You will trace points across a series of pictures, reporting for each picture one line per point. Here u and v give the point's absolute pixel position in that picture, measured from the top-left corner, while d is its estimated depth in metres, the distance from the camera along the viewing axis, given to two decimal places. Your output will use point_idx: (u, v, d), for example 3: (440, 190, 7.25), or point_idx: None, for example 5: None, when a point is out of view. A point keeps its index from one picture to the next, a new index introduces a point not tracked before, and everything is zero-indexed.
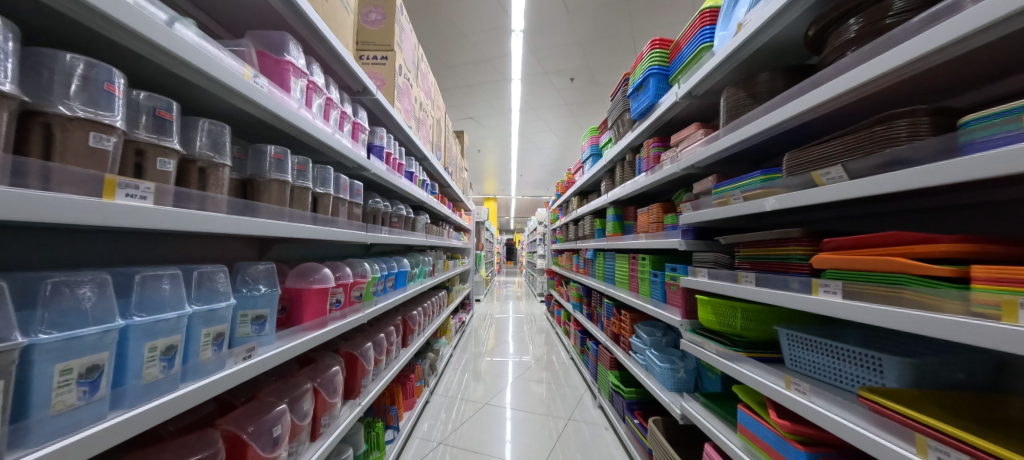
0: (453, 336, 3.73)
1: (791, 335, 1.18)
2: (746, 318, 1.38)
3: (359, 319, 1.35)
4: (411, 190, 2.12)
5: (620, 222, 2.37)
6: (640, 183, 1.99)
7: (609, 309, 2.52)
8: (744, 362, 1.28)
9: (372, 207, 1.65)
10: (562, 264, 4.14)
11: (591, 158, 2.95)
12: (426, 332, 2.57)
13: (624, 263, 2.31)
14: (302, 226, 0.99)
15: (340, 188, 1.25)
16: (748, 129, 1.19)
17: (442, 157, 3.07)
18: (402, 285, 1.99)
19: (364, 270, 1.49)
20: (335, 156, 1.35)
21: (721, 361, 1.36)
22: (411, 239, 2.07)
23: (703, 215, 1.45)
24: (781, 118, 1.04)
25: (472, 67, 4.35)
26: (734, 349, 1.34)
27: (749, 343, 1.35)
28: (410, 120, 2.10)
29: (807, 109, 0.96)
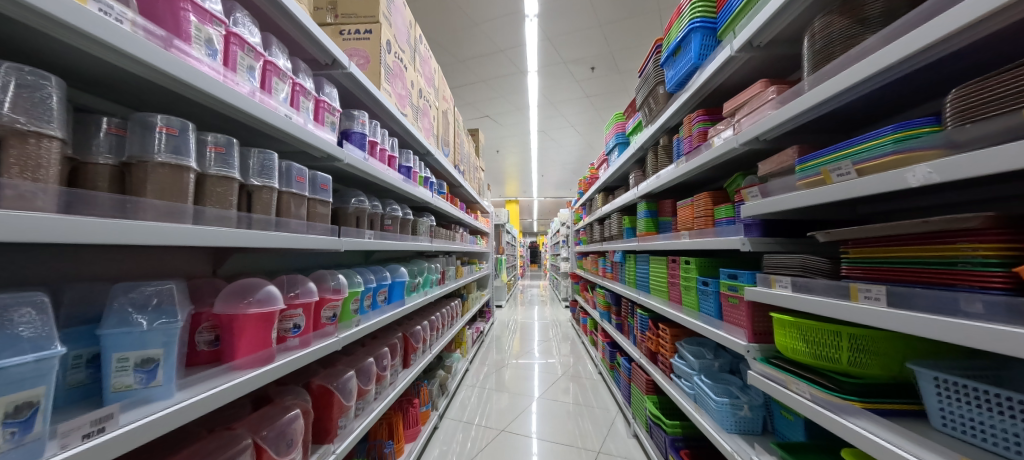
0: (469, 348, 3.40)
1: (946, 380, 0.58)
2: (856, 350, 0.72)
3: (326, 348, 1.06)
4: (412, 189, 1.82)
5: (653, 218, 1.85)
6: (674, 172, 1.48)
7: (643, 322, 1.89)
8: (863, 419, 0.65)
9: (358, 207, 1.37)
10: (587, 267, 3.69)
11: (617, 147, 2.45)
12: (435, 348, 2.24)
13: (657, 264, 1.70)
14: (220, 233, 0.71)
15: (294, 180, 0.96)
16: (844, 76, 0.71)
17: (452, 153, 2.74)
18: (399, 298, 1.70)
19: (343, 286, 1.20)
20: (296, 144, 1.07)
21: (815, 411, 0.74)
22: (415, 245, 1.77)
23: (772, 203, 0.88)
24: (912, 48, 0.57)
25: (485, 61, 4.05)
26: (843, 398, 0.70)
27: (867, 391, 0.70)
28: (408, 109, 1.81)
29: (990, 15, 0.48)
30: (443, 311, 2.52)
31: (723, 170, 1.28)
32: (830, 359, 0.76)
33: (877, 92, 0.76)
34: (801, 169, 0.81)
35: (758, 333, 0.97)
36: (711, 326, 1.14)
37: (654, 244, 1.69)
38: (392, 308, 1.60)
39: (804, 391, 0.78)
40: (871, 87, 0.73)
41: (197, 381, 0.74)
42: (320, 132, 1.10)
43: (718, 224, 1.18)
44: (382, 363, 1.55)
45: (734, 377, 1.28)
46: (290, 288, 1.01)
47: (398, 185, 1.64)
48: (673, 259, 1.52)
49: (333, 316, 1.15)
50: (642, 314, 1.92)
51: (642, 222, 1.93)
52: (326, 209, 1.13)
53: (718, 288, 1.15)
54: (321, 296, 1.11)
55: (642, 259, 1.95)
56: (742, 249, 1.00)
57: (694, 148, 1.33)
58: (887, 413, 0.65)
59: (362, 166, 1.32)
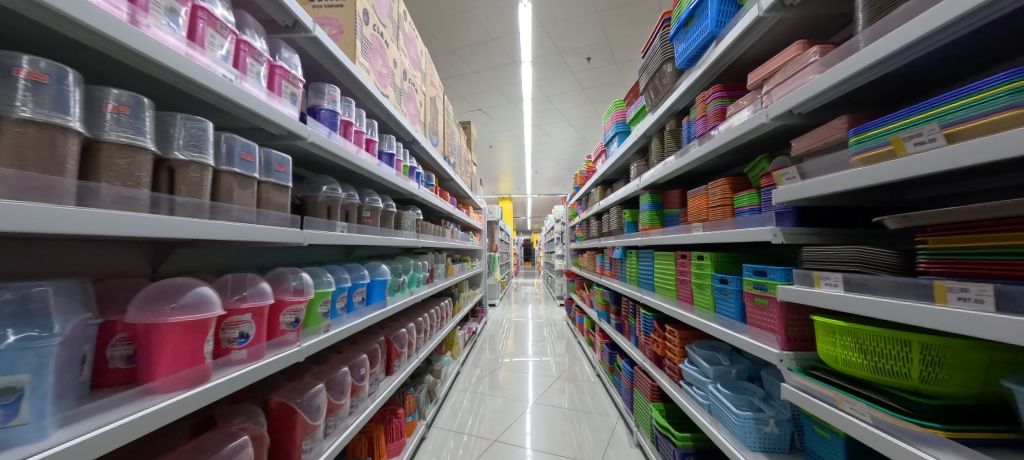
0: (461, 349, 3.22)
1: None
2: (929, 364, 0.57)
3: (283, 360, 0.87)
4: (394, 179, 1.60)
5: (657, 211, 1.69)
6: (685, 157, 1.30)
7: (646, 322, 1.75)
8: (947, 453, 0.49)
9: (329, 195, 1.17)
10: (584, 264, 3.52)
11: (616, 137, 2.28)
12: (422, 353, 2.05)
13: (663, 260, 1.55)
14: (129, 217, 0.52)
15: (237, 157, 0.77)
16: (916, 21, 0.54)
17: (442, 143, 2.47)
18: (381, 300, 1.51)
19: (308, 285, 1.01)
20: (244, 115, 0.87)
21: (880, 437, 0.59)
22: (398, 241, 1.57)
23: (819, 185, 0.72)
24: None
25: (478, 50, 3.71)
26: (914, 423, 0.55)
27: (944, 415, 0.55)
28: (388, 90, 1.56)
29: None
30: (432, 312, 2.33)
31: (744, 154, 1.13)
32: (893, 373, 0.61)
33: (952, 47, 0.61)
34: (857, 140, 0.65)
35: (791, 338, 0.83)
36: (733, 331, 0.99)
37: (662, 239, 1.53)
38: (372, 309, 1.42)
39: (858, 412, 0.64)
40: (954, 41, 0.58)
41: (93, 411, 0.55)
42: (273, 102, 0.90)
43: (738, 213, 1.04)
44: (359, 373, 1.35)
45: (753, 385, 1.15)
46: (237, 289, 0.83)
47: (380, 173, 1.43)
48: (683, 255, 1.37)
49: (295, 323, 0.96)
50: (647, 314, 1.77)
51: (644, 215, 1.77)
52: (285, 195, 0.94)
53: (741, 286, 1.00)
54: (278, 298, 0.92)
55: (645, 255, 1.79)
56: (771, 241, 0.85)
57: (708, 130, 1.16)
58: (978, 445, 0.49)
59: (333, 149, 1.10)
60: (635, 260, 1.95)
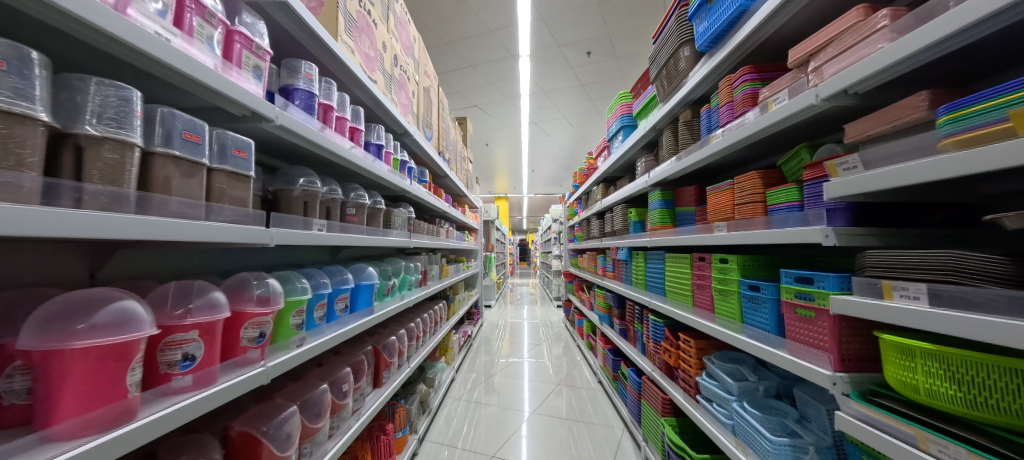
0: (456, 355, 3.06)
1: None
2: None
3: (242, 386, 0.69)
4: (384, 173, 1.37)
5: (668, 209, 1.55)
6: (705, 149, 1.16)
7: (657, 329, 1.63)
8: None
9: (306, 189, 0.95)
10: (584, 265, 3.40)
11: (621, 131, 2.12)
12: (415, 361, 1.83)
13: (676, 263, 1.42)
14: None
15: (176, 135, 0.57)
16: None
17: (436, 136, 2.27)
18: (369, 306, 1.28)
19: (276, 293, 0.80)
20: (190, 89, 0.65)
21: None
22: (386, 241, 1.37)
23: (888, 176, 0.59)
24: None
25: (475, 43, 3.49)
26: None
27: None
28: (377, 75, 1.29)
29: None
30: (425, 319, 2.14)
31: (775, 145, 1.00)
32: (1000, 410, 0.48)
33: None
34: (950, 119, 0.51)
35: (846, 358, 0.71)
36: (769, 346, 0.87)
37: (676, 240, 1.40)
38: (357, 317, 1.18)
39: (949, 455, 0.49)
40: None
41: None
42: (227, 75, 0.67)
43: (772, 211, 0.91)
44: (339, 389, 1.11)
45: (784, 405, 1.03)
46: (179, 302, 0.63)
47: (367, 165, 1.21)
48: (701, 258, 1.25)
49: (260, 338, 0.76)
50: (657, 321, 1.64)
51: (652, 214, 1.64)
52: (247, 188, 0.74)
53: (778, 295, 0.87)
54: (237, 310, 0.72)
55: (655, 258, 1.66)
56: (822, 243, 0.72)
57: (734, 119, 1.02)
58: None
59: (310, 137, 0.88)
60: (643, 263, 1.82)
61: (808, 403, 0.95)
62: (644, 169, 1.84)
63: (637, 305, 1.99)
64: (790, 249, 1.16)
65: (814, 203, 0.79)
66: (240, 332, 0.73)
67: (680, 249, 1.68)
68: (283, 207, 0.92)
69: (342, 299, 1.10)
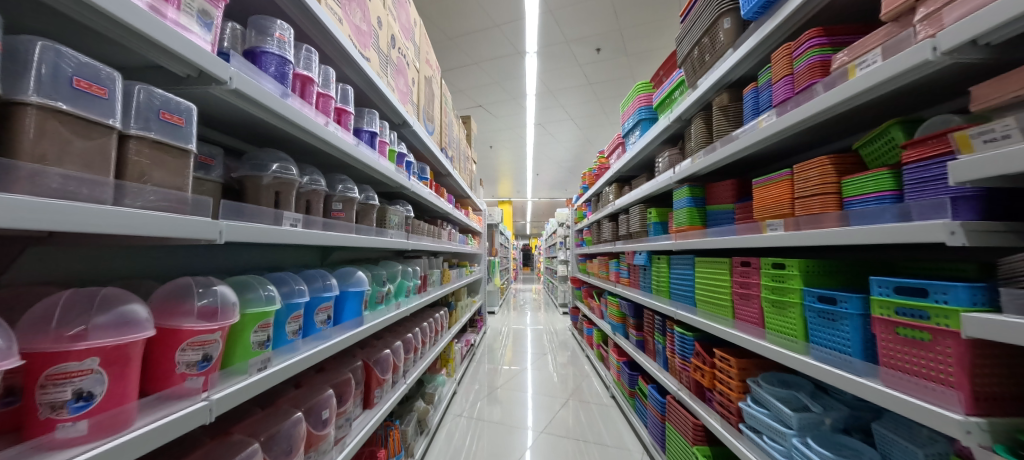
0: (459, 365, 2.86)
1: None
2: None
3: (173, 431, 0.48)
4: (377, 164, 1.19)
5: (698, 208, 1.33)
6: (749, 135, 0.97)
7: (686, 344, 1.42)
8: None
9: (281, 177, 0.78)
10: (593, 271, 3.20)
11: (637, 126, 1.93)
12: (412, 377, 1.59)
13: (710, 270, 1.23)
14: None
15: (63, 83, 0.37)
16: None
17: (439, 131, 2.11)
18: (357, 316, 1.09)
19: (228, 303, 0.60)
20: (92, 23, 0.45)
21: None
22: (377, 241, 1.19)
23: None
24: None
25: (479, 38, 3.36)
26: None
27: None
28: (371, 52, 1.12)
29: None
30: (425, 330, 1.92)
31: (847, 125, 0.82)
32: None
33: None
34: None
35: (977, 396, 0.51)
36: (853, 374, 0.68)
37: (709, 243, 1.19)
38: (343, 331, 0.99)
39: None
40: None
41: None
42: (160, 17, 0.48)
43: (853, 204, 0.72)
44: (316, 418, 0.88)
45: (857, 442, 0.83)
46: (72, 319, 0.42)
47: (357, 154, 1.04)
48: (744, 263, 1.06)
49: (204, 363, 0.56)
50: (686, 335, 1.43)
51: (676, 214, 1.44)
52: (186, 171, 0.52)
53: (866, 310, 0.68)
54: (167, 328, 0.52)
55: (680, 263, 1.47)
56: (947, 242, 0.52)
57: (793, 95, 0.83)
58: None
59: (281, 113, 0.70)
60: (666, 271, 1.61)
61: (895, 442, 0.75)
62: (664, 166, 1.66)
63: (657, 317, 1.79)
64: (860, 253, 0.97)
65: (926, 192, 0.60)
66: (172, 356, 0.53)
67: (710, 254, 1.49)
68: (247, 196, 0.75)
69: (325, 309, 0.92)
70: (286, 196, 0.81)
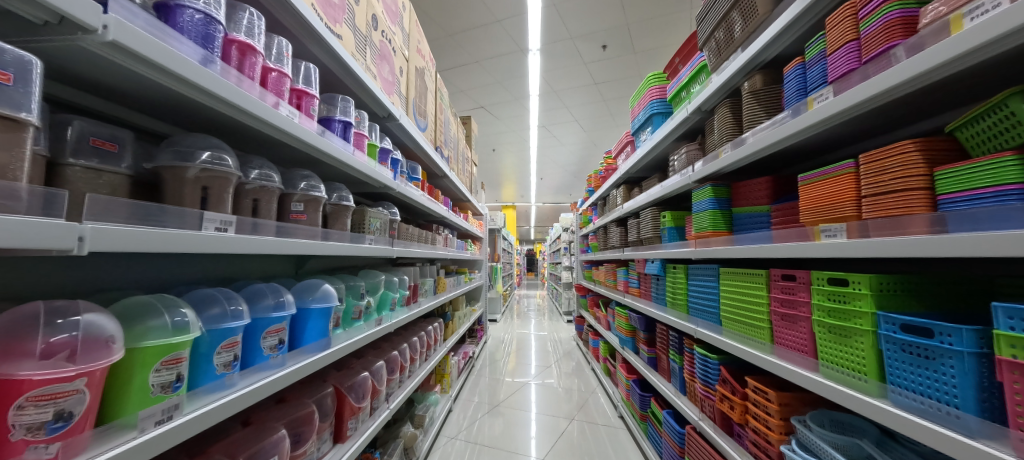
0: (456, 379, 2.65)
1: None
2: None
3: None
4: (350, 159, 1.03)
5: (722, 210, 1.14)
6: (791, 120, 0.80)
7: (707, 367, 1.21)
8: None
9: (212, 169, 0.62)
10: (599, 279, 2.99)
11: (648, 122, 1.76)
12: (397, 401, 1.39)
13: (736, 283, 1.04)
14: None
15: None
16: None
17: (432, 129, 1.96)
18: (325, 337, 0.93)
19: (110, 338, 0.45)
20: None
21: None
22: (350, 248, 1.03)
23: None
24: None
25: (479, 34, 3.22)
26: None
27: None
28: (344, 29, 0.97)
29: None
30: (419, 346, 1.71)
31: (930, 102, 0.64)
32: None
33: None
34: None
35: None
36: (962, 436, 0.47)
37: (737, 252, 1.00)
38: (300, 357, 0.82)
39: None
40: None
41: None
42: None
43: (954, 204, 0.52)
44: None
45: None
46: None
47: (321, 144, 0.88)
48: (784, 276, 0.87)
49: (60, 424, 0.39)
50: (708, 357, 1.19)
51: (694, 218, 1.26)
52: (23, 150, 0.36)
53: (979, 347, 0.48)
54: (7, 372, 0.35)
55: (699, 275, 1.27)
56: None
57: (859, 66, 0.65)
58: None
59: (199, 85, 0.55)
60: (681, 282, 1.41)
61: None
62: (679, 165, 1.48)
63: (671, 333, 1.57)
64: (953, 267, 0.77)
65: None
66: None
67: (736, 263, 1.30)
68: (167, 193, 0.60)
69: (275, 332, 0.76)
70: (221, 194, 0.65)
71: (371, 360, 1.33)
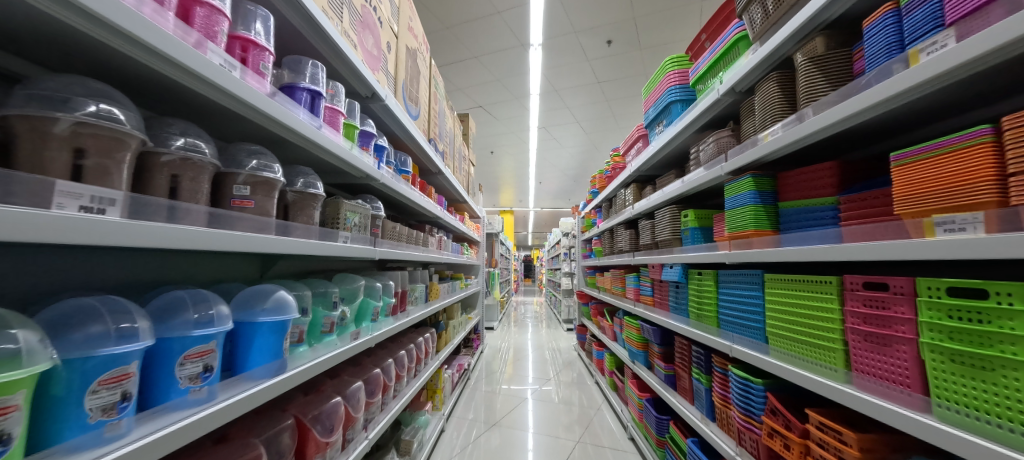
0: (452, 394, 2.40)
1: None
2: None
3: None
4: (320, 136, 0.84)
5: (765, 205, 0.96)
6: (876, 84, 0.62)
7: (743, 391, 1.00)
8: None
9: (97, 121, 0.43)
10: (604, 285, 2.80)
11: (665, 112, 1.59)
12: (376, 430, 1.14)
13: (789, 292, 0.85)
14: None
15: None
16: None
17: (426, 119, 1.78)
18: (279, 359, 0.72)
19: None
20: None
21: None
22: (315, 248, 0.82)
23: None
24: None
25: (478, 27, 3.09)
26: None
27: None
28: None
29: None
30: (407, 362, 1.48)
31: None
32: None
33: None
34: None
35: None
36: None
37: (795, 256, 0.81)
38: (239, 385, 0.62)
39: None
40: None
41: None
42: None
43: None
44: None
45: None
46: None
47: (274, 112, 0.69)
48: (863, 285, 0.68)
49: None
50: (752, 381, 0.97)
51: (729, 215, 1.08)
52: None
53: None
54: None
55: (733, 282, 1.08)
56: None
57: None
58: None
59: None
60: (708, 290, 1.21)
61: None
62: (704, 157, 1.30)
63: (694, 349, 1.34)
64: None
65: None
66: None
67: (776, 268, 1.11)
68: (18, 156, 0.41)
69: (200, 356, 0.57)
70: (107, 162, 0.46)
71: (343, 382, 1.11)
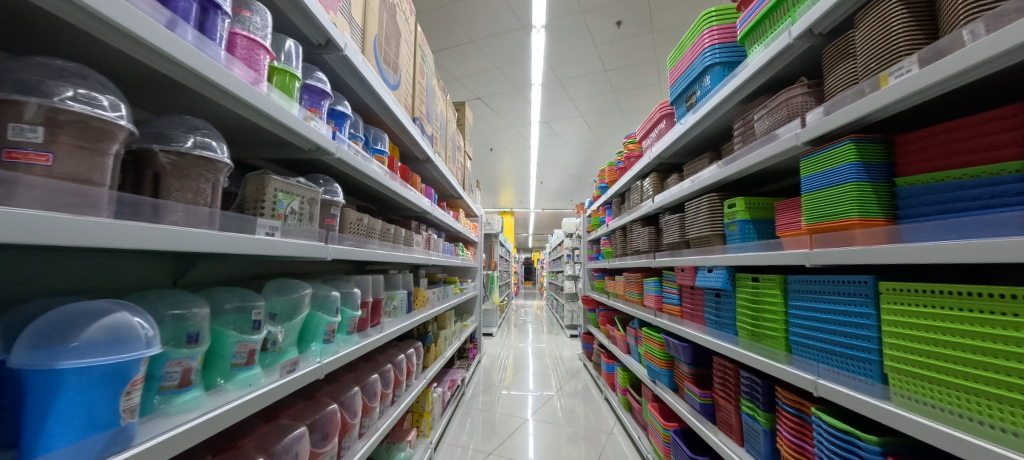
0: (443, 414, 2.09)
1: None
2: None
3: None
4: (229, 78, 0.55)
5: (873, 183, 0.68)
6: None
7: (843, 447, 0.68)
8: None
9: None
10: (615, 291, 2.50)
11: (701, 82, 1.30)
12: None
13: (944, 311, 0.53)
14: None
15: None
16: None
17: (411, 93, 1.49)
18: (116, 424, 0.41)
19: None
20: None
21: None
22: (215, 241, 0.53)
23: None
24: None
25: (476, 7, 2.82)
26: None
27: None
28: None
29: None
30: (376, 391, 1.16)
31: None
32: None
33: None
34: None
35: None
36: None
37: (944, 257, 0.51)
38: None
39: None
40: None
41: None
42: None
43: None
44: None
45: None
46: None
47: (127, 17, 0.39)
48: None
49: None
50: (861, 438, 0.65)
51: (809, 200, 0.79)
52: None
53: None
54: None
55: (815, 292, 0.78)
56: None
57: None
58: None
59: None
60: (771, 302, 0.90)
61: None
62: (759, 130, 1.01)
63: (743, 376, 1.03)
64: None
65: None
66: None
67: (878, 272, 0.81)
68: None
69: None
70: None
71: (277, 427, 0.79)
